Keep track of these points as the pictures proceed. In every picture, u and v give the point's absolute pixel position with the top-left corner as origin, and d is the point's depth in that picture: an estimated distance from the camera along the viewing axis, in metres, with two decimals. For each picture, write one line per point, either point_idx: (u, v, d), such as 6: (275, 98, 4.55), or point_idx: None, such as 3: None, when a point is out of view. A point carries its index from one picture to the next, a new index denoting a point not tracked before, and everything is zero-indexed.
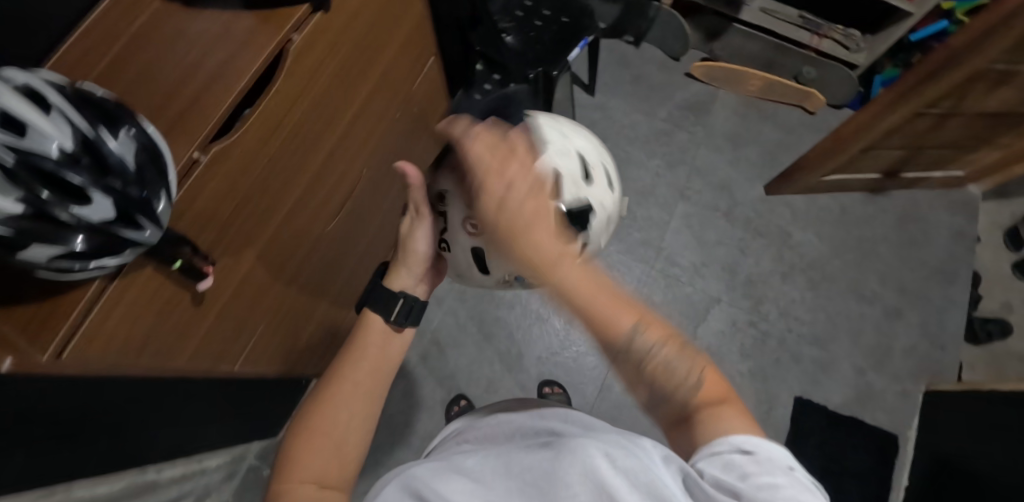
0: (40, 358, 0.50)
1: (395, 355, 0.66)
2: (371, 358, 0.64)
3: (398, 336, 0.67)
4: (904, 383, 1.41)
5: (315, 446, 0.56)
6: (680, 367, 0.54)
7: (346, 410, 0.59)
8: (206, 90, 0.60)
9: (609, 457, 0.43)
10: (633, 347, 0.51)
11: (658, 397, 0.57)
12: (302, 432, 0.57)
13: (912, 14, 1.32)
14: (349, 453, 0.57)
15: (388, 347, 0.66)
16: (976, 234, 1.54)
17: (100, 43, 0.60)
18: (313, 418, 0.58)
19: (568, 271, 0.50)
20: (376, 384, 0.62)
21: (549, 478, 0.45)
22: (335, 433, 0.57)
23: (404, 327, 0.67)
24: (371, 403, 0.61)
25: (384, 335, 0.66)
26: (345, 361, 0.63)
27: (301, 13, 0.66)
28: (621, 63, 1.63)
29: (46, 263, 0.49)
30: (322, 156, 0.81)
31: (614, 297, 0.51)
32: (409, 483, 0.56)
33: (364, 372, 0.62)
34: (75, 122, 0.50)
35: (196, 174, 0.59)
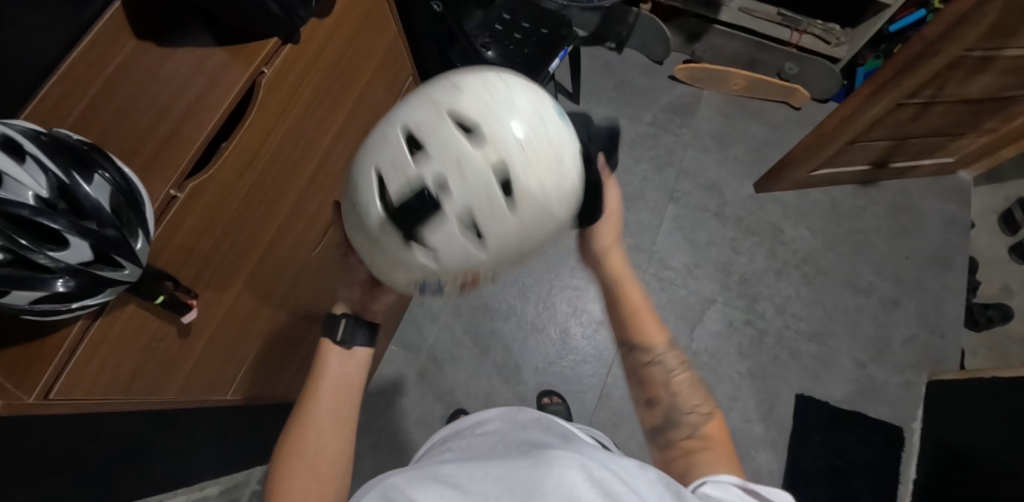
0: (27, 399, 0.51)
1: (357, 369, 0.69)
2: (335, 376, 0.66)
3: (355, 352, 0.69)
4: (906, 374, 1.40)
5: (300, 471, 0.59)
6: (686, 399, 0.64)
7: (319, 431, 0.62)
8: (180, 128, 0.62)
9: (585, 469, 0.44)
10: (658, 358, 0.65)
11: (666, 422, 0.63)
12: (283, 461, 0.60)
13: (889, 6, 1.33)
14: (333, 472, 0.61)
15: (351, 363, 0.68)
16: (970, 220, 1.53)
17: (76, 88, 0.62)
18: (290, 441, 0.61)
19: (615, 260, 0.66)
20: (343, 402, 0.65)
21: (526, 486, 0.45)
22: (313, 457, 0.60)
23: (353, 347, 0.68)
24: (345, 420, 0.64)
25: (342, 352, 0.69)
26: (314, 381, 0.65)
27: (270, 47, 0.68)
28: (603, 70, 1.65)
29: (29, 307, 0.50)
30: (301, 183, 0.82)
31: (650, 313, 0.66)
32: (384, 491, 0.55)
33: (330, 392, 0.65)
34: (50, 169, 0.51)
35: (173, 211, 0.61)
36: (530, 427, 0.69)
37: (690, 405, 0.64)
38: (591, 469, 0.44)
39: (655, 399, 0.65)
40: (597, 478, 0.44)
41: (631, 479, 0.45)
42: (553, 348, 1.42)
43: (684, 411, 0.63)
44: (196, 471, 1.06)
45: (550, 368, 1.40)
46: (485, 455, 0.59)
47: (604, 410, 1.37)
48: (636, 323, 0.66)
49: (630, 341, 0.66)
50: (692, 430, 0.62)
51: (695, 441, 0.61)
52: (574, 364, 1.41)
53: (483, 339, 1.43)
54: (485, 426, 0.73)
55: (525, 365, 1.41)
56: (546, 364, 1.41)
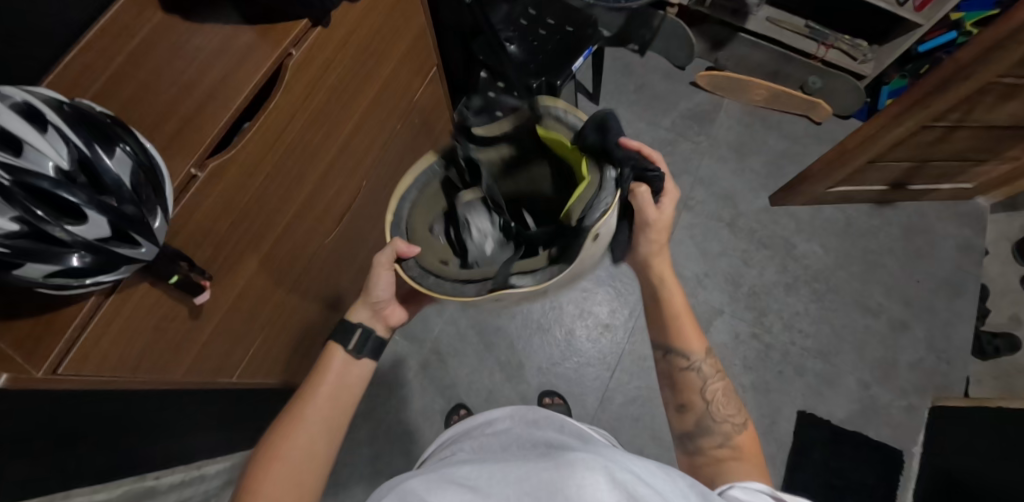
0: (36, 373, 0.50)
1: (356, 383, 0.71)
2: (331, 387, 0.69)
3: (356, 365, 0.72)
4: (909, 397, 1.39)
5: (276, 474, 0.60)
6: (717, 409, 0.73)
7: (307, 434, 0.63)
8: (205, 105, 0.61)
9: (610, 472, 0.45)
10: (691, 372, 0.75)
11: (700, 432, 0.72)
12: (263, 459, 0.61)
13: (921, 25, 1.30)
14: (309, 481, 0.61)
15: (350, 373, 0.71)
16: (984, 246, 1.52)
17: (101, 58, 0.61)
18: (275, 442, 0.63)
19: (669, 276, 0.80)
20: (336, 410, 0.67)
21: (548, 489, 0.45)
22: (294, 456, 0.61)
23: (361, 357, 0.72)
24: (330, 427, 0.65)
25: (345, 364, 0.71)
26: (309, 388, 0.68)
27: (300, 28, 0.66)
28: (625, 71, 1.63)
29: (43, 281, 0.48)
30: (321, 169, 0.81)
31: (693, 328, 0.77)
32: (400, 492, 0.56)
33: (324, 399, 0.67)
34: (71, 141, 0.49)
35: (193, 190, 0.59)
36: (543, 428, 0.68)
37: (724, 415, 0.72)
38: (614, 472, 0.45)
39: (686, 406, 0.75)
40: (621, 480, 0.45)
41: (649, 481, 0.47)
42: (557, 349, 1.41)
43: (718, 418, 0.72)
44: (196, 451, 1.05)
45: (553, 369, 1.40)
46: (499, 457, 0.59)
47: (605, 414, 1.36)
48: (681, 337, 0.77)
49: (670, 346, 0.77)
50: (723, 439, 0.70)
51: (727, 450, 0.69)
52: (577, 367, 1.40)
53: (488, 335, 1.42)
54: (494, 425, 0.73)
55: (529, 365, 1.40)
56: (549, 365, 1.40)
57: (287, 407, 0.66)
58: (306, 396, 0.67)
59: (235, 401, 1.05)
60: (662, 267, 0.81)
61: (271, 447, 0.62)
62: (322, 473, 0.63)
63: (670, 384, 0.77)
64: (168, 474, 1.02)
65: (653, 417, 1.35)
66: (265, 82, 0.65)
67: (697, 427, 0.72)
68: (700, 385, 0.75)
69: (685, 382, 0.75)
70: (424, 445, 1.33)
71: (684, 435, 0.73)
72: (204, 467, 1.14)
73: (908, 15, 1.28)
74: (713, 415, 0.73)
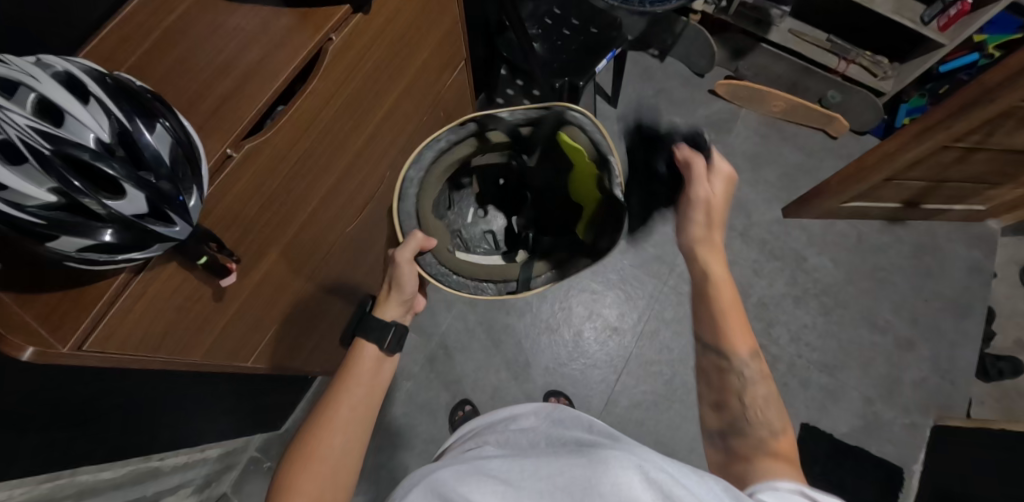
0: (62, 348, 0.50)
1: (385, 379, 0.73)
2: (365, 384, 0.70)
3: (389, 361, 0.74)
4: (912, 415, 1.39)
5: (315, 473, 0.62)
6: (769, 417, 0.67)
7: (341, 436, 0.64)
8: (242, 86, 0.60)
9: (643, 470, 0.42)
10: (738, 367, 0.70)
11: (740, 430, 0.67)
12: (301, 456, 0.63)
13: (943, 45, 1.31)
14: (344, 478, 0.64)
15: (380, 370, 0.72)
16: (993, 269, 1.52)
17: (139, 34, 0.60)
18: (311, 442, 0.63)
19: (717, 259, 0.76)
20: (369, 409, 0.68)
21: (580, 485, 0.43)
22: (331, 457, 0.63)
23: (394, 353, 0.74)
24: (364, 427, 0.67)
25: (376, 360, 0.73)
26: (341, 385, 0.69)
27: (341, 14, 0.65)
28: (644, 76, 1.63)
29: (75, 254, 0.48)
30: (349, 156, 0.80)
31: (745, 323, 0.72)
32: (438, 487, 0.56)
33: (358, 396, 0.68)
34: (113, 113, 0.49)
35: (228, 171, 0.59)
36: (570, 427, 0.66)
37: (764, 418, 0.67)
38: (650, 472, 0.41)
39: (724, 404, 0.71)
40: (656, 480, 0.41)
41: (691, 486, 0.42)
42: (565, 350, 1.41)
43: (756, 423, 0.67)
44: (201, 433, 1.05)
45: (560, 369, 1.39)
46: (533, 451, 0.57)
47: (609, 418, 1.36)
48: (732, 329, 0.71)
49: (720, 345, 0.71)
50: (765, 433, 0.65)
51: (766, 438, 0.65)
52: (584, 368, 1.40)
53: (496, 332, 1.42)
54: (518, 423, 0.72)
55: (535, 364, 1.40)
56: (555, 365, 1.40)
57: (322, 403, 0.67)
58: (340, 392, 0.68)
59: (242, 386, 1.04)
60: (711, 251, 0.78)
61: (309, 446, 0.63)
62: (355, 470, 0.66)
63: (710, 380, 0.74)
64: (172, 456, 1.01)
65: (657, 422, 1.35)
66: (302, 66, 0.64)
67: (733, 427, 0.68)
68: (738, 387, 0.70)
69: (723, 384, 0.71)
70: (427, 439, 1.33)
71: (724, 432, 0.70)
72: (206, 451, 1.14)
73: (931, 34, 1.29)
74: (754, 421, 0.67)
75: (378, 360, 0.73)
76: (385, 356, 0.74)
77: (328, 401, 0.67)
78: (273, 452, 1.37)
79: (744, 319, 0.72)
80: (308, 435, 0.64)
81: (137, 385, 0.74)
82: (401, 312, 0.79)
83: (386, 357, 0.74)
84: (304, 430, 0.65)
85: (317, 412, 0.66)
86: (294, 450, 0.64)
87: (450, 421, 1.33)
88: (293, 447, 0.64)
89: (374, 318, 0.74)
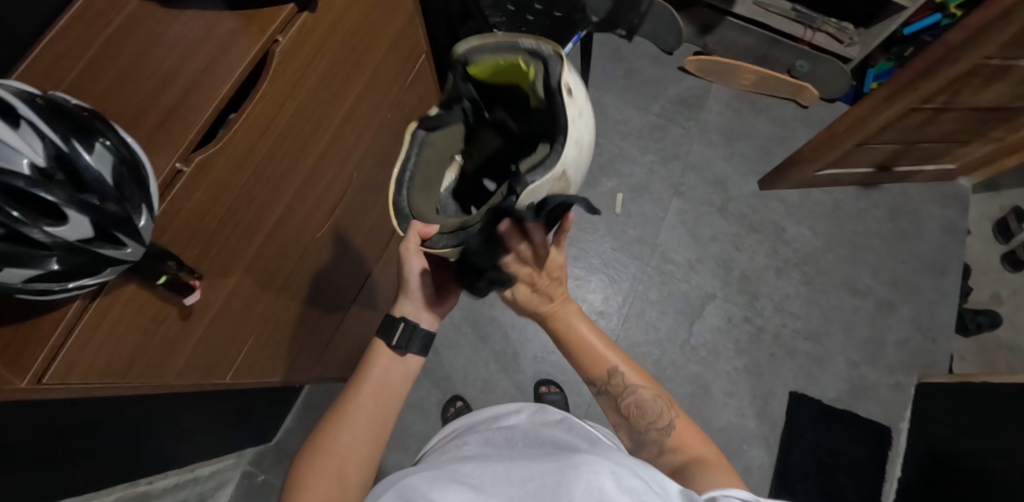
0: (18, 383, 0.47)
1: (402, 380, 0.71)
2: (374, 386, 0.68)
3: (402, 361, 0.71)
4: (896, 375, 1.42)
5: (323, 467, 0.61)
6: (652, 406, 0.70)
7: (350, 434, 0.64)
8: (188, 96, 0.58)
9: (616, 476, 0.43)
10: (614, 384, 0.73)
11: (638, 440, 0.70)
12: (310, 457, 0.62)
13: (906, 7, 1.30)
14: (354, 480, 0.62)
15: (394, 372, 0.70)
16: (966, 226, 1.55)
17: (72, 48, 0.57)
18: (320, 444, 0.63)
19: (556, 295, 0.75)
20: (383, 410, 0.67)
21: (552, 488, 0.44)
22: (340, 458, 0.62)
23: (408, 354, 0.71)
24: (378, 428, 0.66)
25: (389, 361, 0.71)
26: (348, 391, 0.68)
27: (287, 13, 0.63)
28: (613, 57, 1.61)
29: (22, 286, 0.45)
30: (311, 160, 0.78)
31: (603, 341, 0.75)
32: (402, 490, 0.54)
33: (371, 399, 0.67)
34: (48, 136, 0.46)
35: (180, 185, 0.57)
36: (551, 427, 0.67)
37: (647, 423, 0.69)
38: (621, 478, 0.43)
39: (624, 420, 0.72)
40: (629, 488, 0.43)
41: (654, 488, 0.46)
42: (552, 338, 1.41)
43: (648, 423, 0.69)
44: (190, 452, 1.03)
45: (549, 358, 1.39)
46: (506, 454, 0.57)
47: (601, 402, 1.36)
48: (591, 355, 0.75)
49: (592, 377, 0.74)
50: (660, 439, 0.67)
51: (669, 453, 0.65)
52: None
53: (482, 326, 1.41)
54: (513, 419, 0.72)
55: (524, 354, 1.40)
56: (544, 354, 1.40)
57: (334, 405, 0.67)
58: (355, 396, 0.67)
59: (226, 402, 1.02)
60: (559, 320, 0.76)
61: (318, 449, 0.63)
62: (369, 471, 0.64)
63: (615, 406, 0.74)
64: (161, 478, 1.00)
65: None
66: (251, 71, 0.62)
67: (635, 437, 0.70)
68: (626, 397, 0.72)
69: (611, 400, 0.73)
70: (421, 438, 1.32)
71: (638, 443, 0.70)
72: (197, 469, 1.12)
73: None
74: (642, 419, 0.70)
75: (399, 362, 0.71)
76: (396, 356, 0.71)
77: (339, 406, 0.66)
78: (267, 464, 1.36)
79: (607, 342, 0.76)
80: (317, 438, 0.64)
81: (113, 411, 0.72)
82: (413, 311, 0.75)
83: (399, 359, 0.72)
84: (315, 433, 0.65)
85: (328, 415, 0.66)
86: (304, 455, 0.63)
87: (442, 418, 1.32)
88: (304, 452, 0.64)
89: (384, 317, 0.73)
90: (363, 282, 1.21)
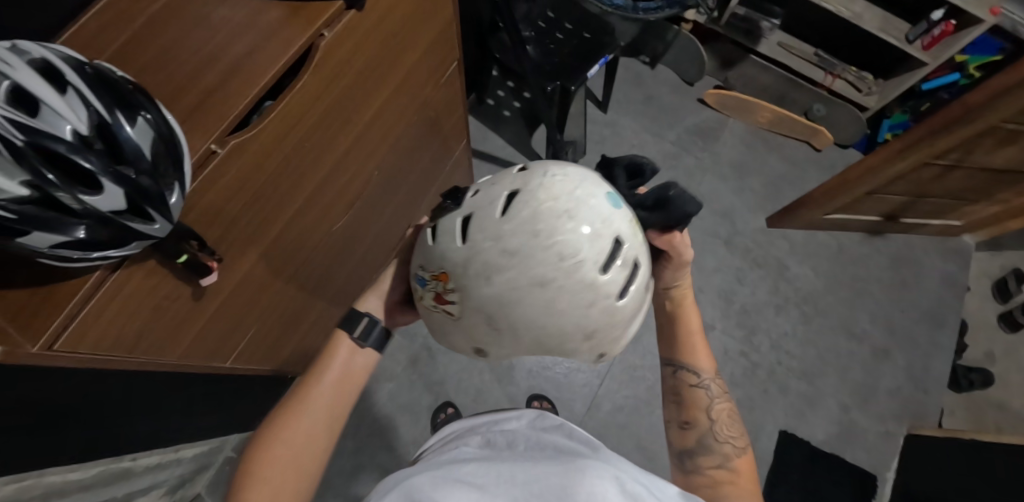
0: (30, 349, 0.47)
1: (362, 373, 0.68)
2: (337, 378, 0.67)
3: (362, 354, 0.69)
4: (886, 423, 1.42)
5: (281, 469, 0.59)
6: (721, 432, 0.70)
7: (309, 424, 0.62)
8: (229, 79, 0.58)
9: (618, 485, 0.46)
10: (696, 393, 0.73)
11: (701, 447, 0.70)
12: (253, 455, 0.60)
13: (925, 65, 1.34)
14: (304, 474, 0.60)
15: (361, 370, 0.69)
16: (966, 282, 1.57)
17: (116, 23, 0.58)
18: (276, 429, 0.61)
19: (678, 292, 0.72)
20: (334, 408, 0.65)
21: (559, 493, 0.45)
22: (286, 452, 0.60)
23: (366, 347, 0.69)
24: (328, 425, 0.63)
25: (350, 352, 0.68)
26: (312, 376, 0.66)
27: (334, 10, 0.64)
28: (634, 82, 1.63)
29: (47, 251, 0.46)
30: (336, 154, 0.79)
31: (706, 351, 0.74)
32: (407, 491, 0.53)
33: (329, 396, 0.65)
34: (93, 105, 0.47)
35: (212, 166, 0.57)
36: (551, 434, 0.67)
37: (725, 435, 0.70)
38: (624, 483, 0.47)
39: (690, 422, 0.73)
40: (630, 493, 0.47)
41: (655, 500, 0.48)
42: (549, 353, 1.41)
43: (719, 439, 0.70)
44: (177, 433, 1.02)
45: (543, 372, 1.39)
46: (506, 456, 0.58)
47: (592, 421, 1.36)
48: (693, 354, 0.74)
49: (680, 361, 0.74)
50: (722, 460, 0.68)
51: (724, 471, 0.67)
52: (567, 372, 1.40)
53: None
54: (511, 424, 0.71)
55: (519, 366, 1.40)
56: (539, 368, 1.40)
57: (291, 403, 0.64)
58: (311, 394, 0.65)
59: (218, 387, 1.01)
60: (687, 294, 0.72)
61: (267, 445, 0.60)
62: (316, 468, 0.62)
63: (674, 401, 0.74)
64: (145, 456, 0.99)
65: (638, 426, 1.35)
66: (293, 62, 0.63)
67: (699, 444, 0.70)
68: (705, 403, 0.73)
69: (691, 400, 0.73)
70: (408, 440, 1.31)
71: (684, 453, 0.71)
72: (180, 451, 1.11)
73: (914, 53, 1.32)
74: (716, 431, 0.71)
75: (359, 358, 0.69)
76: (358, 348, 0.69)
77: (293, 401, 0.63)
78: (250, 452, 1.34)
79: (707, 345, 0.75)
80: (264, 431, 0.61)
81: (110, 385, 0.71)
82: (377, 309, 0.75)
83: (359, 350, 0.69)
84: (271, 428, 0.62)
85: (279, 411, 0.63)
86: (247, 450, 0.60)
87: (431, 423, 1.32)
88: (254, 440, 0.61)
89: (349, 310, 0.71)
90: (369, 280, 1.21)
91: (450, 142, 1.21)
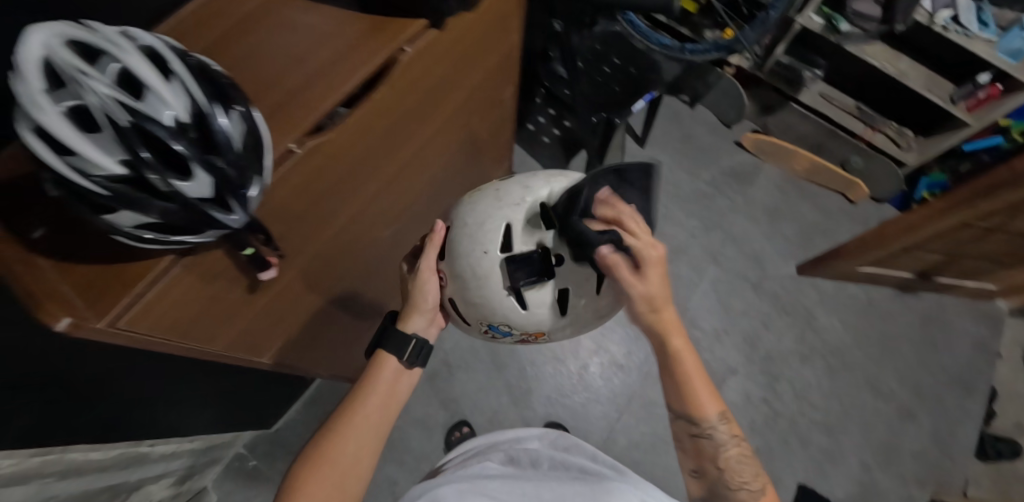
0: (96, 323, 0.48)
1: (403, 394, 0.71)
2: (381, 392, 0.69)
3: (406, 374, 0.72)
4: (909, 487, 1.38)
5: (323, 478, 0.61)
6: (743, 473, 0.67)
7: (353, 443, 0.64)
8: (312, 83, 0.60)
9: None
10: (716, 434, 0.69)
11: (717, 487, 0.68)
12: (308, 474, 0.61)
13: (969, 125, 1.34)
14: (352, 487, 0.62)
15: (397, 389, 0.70)
16: (998, 349, 1.53)
17: (211, 21, 0.61)
18: (321, 446, 0.63)
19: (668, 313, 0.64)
20: (380, 426, 0.67)
21: None
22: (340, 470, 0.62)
23: (413, 365, 0.72)
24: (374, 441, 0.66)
25: (395, 373, 0.71)
26: (355, 397, 0.68)
27: (418, 27, 0.67)
28: (674, 120, 1.65)
29: (129, 230, 0.47)
30: (394, 165, 0.81)
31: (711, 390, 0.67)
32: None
33: (376, 417, 0.67)
34: (195, 95, 0.49)
35: (289, 164, 0.58)
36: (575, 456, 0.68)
37: (739, 481, 0.67)
38: None
39: (701, 470, 0.70)
40: None
41: None
42: (568, 381, 1.40)
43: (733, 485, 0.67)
44: (197, 424, 1.02)
45: (561, 400, 1.38)
46: (532, 478, 0.58)
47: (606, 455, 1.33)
48: (699, 397, 0.67)
49: (685, 411, 0.68)
50: None
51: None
52: (585, 402, 1.38)
53: (500, 356, 1.40)
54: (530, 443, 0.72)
55: (537, 392, 1.38)
56: (557, 396, 1.38)
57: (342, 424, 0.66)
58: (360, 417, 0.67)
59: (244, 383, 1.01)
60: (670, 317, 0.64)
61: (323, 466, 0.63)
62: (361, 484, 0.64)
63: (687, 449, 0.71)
64: (163, 446, 0.98)
65: (654, 465, 1.33)
66: (373, 73, 0.65)
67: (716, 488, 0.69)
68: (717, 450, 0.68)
69: (698, 450, 0.70)
70: (420, 456, 1.30)
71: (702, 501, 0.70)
72: (195, 444, 1.10)
73: (958, 113, 1.33)
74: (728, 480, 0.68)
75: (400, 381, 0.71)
76: (405, 369, 0.72)
77: (346, 422, 0.66)
78: (259, 452, 1.34)
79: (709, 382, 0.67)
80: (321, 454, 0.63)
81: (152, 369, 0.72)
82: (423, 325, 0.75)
83: (406, 370, 0.72)
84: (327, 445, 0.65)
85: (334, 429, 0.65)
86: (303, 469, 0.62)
87: (445, 442, 1.30)
88: (299, 457, 0.63)
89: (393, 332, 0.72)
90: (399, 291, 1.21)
91: (494, 163, 1.23)
